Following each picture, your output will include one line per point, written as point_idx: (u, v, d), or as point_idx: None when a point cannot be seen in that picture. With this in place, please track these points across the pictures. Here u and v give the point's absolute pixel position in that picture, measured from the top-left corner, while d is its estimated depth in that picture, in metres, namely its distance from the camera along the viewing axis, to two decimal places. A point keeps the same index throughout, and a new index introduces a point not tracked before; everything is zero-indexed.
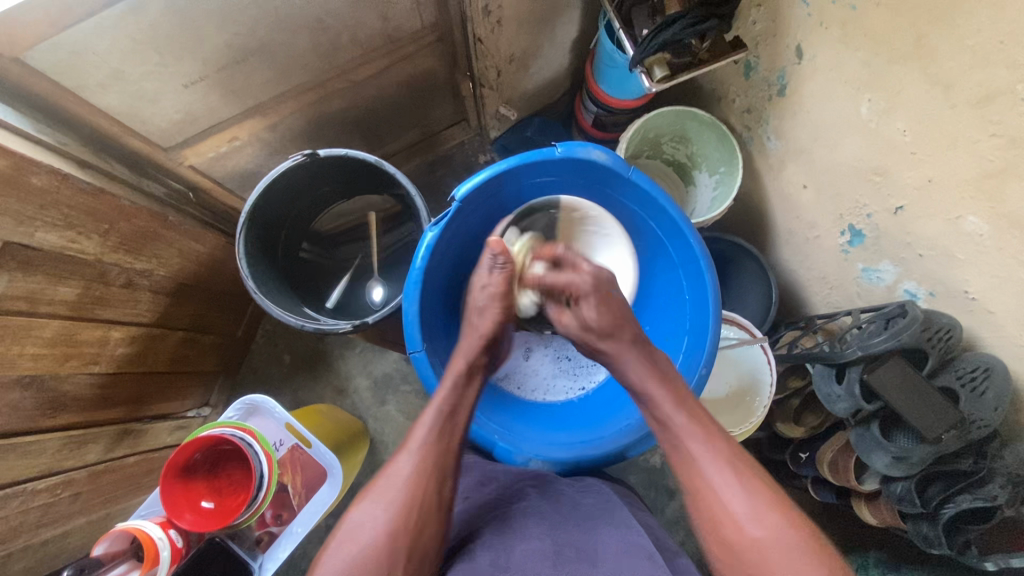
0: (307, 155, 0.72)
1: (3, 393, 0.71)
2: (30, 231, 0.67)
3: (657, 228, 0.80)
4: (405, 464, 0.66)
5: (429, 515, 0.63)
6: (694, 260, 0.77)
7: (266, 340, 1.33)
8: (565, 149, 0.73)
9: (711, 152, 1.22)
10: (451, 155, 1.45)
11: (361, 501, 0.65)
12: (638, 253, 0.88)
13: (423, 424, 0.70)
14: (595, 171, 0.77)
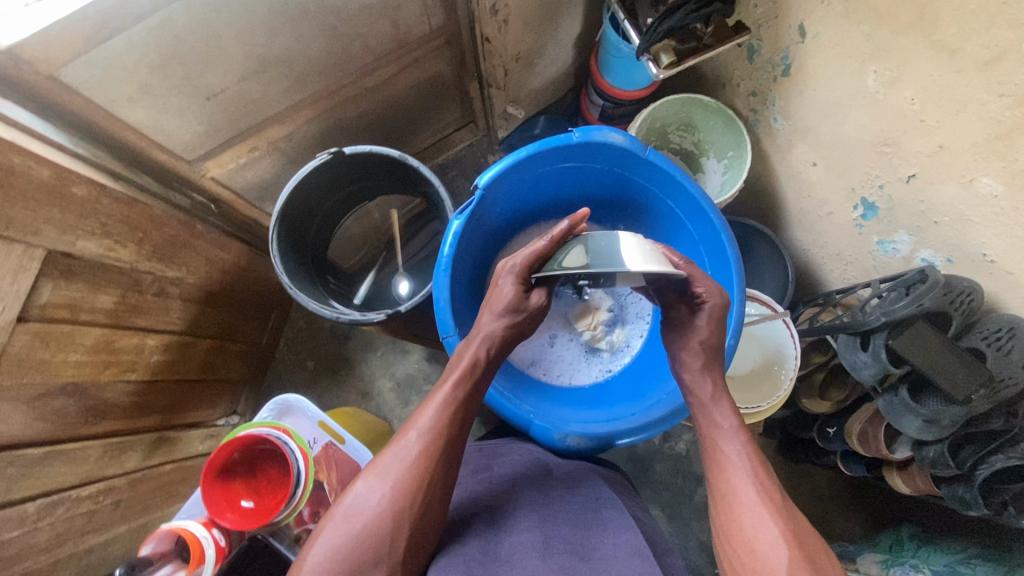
0: (334, 153, 0.74)
1: (48, 400, 0.74)
2: (72, 240, 0.69)
3: (677, 206, 0.82)
4: (412, 444, 0.69)
5: (432, 498, 0.67)
6: (716, 234, 0.79)
7: (289, 348, 1.35)
8: (582, 134, 0.74)
9: (718, 137, 1.24)
10: (461, 157, 1.48)
11: (368, 474, 0.68)
12: (658, 232, 0.90)
13: (432, 406, 0.72)
14: (613, 155, 0.79)
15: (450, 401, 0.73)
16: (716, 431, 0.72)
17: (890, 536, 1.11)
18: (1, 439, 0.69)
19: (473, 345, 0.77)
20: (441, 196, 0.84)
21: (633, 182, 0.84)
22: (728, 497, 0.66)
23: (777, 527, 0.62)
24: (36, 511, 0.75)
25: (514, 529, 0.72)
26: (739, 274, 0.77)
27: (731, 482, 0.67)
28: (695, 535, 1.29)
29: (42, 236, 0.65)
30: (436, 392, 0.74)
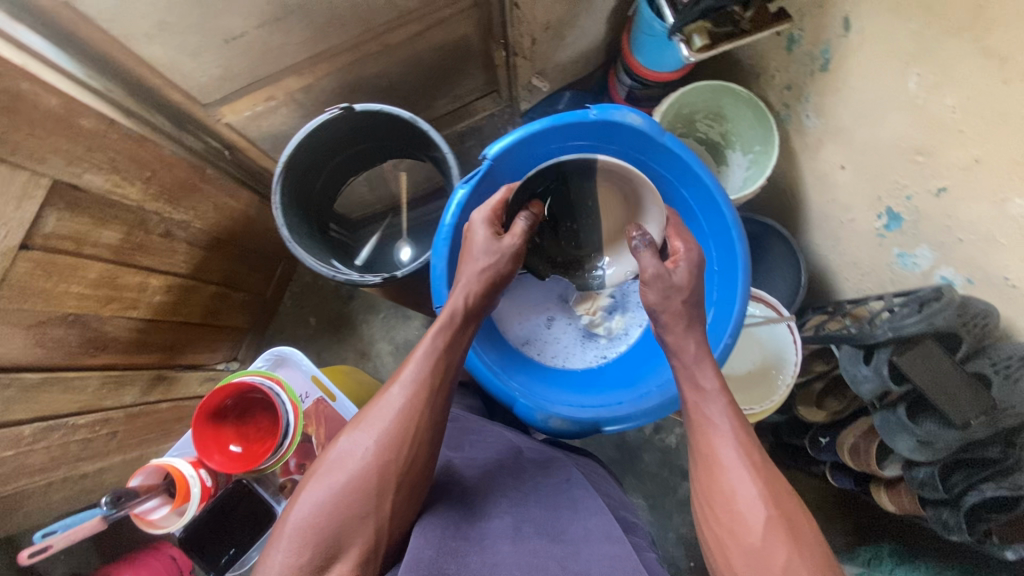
0: (343, 108, 0.72)
1: (49, 328, 0.75)
2: (78, 171, 0.69)
3: (689, 195, 0.80)
4: (397, 399, 0.70)
5: (416, 452, 0.69)
6: (724, 227, 0.76)
7: (293, 302, 1.37)
8: (600, 111, 0.72)
9: (746, 130, 1.20)
10: (481, 127, 1.45)
11: (354, 428, 0.70)
12: (669, 222, 0.87)
13: (416, 359, 0.73)
14: (630, 138, 0.77)
15: (433, 355, 0.72)
16: (697, 395, 0.73)
17: (869, 550, 1.11)
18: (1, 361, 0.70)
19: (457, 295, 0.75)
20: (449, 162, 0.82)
21: (648, 166, 0.81)
22: (709, 463, 0.68)
23: (756, 490, 0.65)
24: (32, 434, 0.78)
25: (485, 515, 0.73)
26: (744, 271, 0.74)
27: (715, 448, 0.69)
28: (675, 527, 1.30)
29: (48, 165, 0.65)
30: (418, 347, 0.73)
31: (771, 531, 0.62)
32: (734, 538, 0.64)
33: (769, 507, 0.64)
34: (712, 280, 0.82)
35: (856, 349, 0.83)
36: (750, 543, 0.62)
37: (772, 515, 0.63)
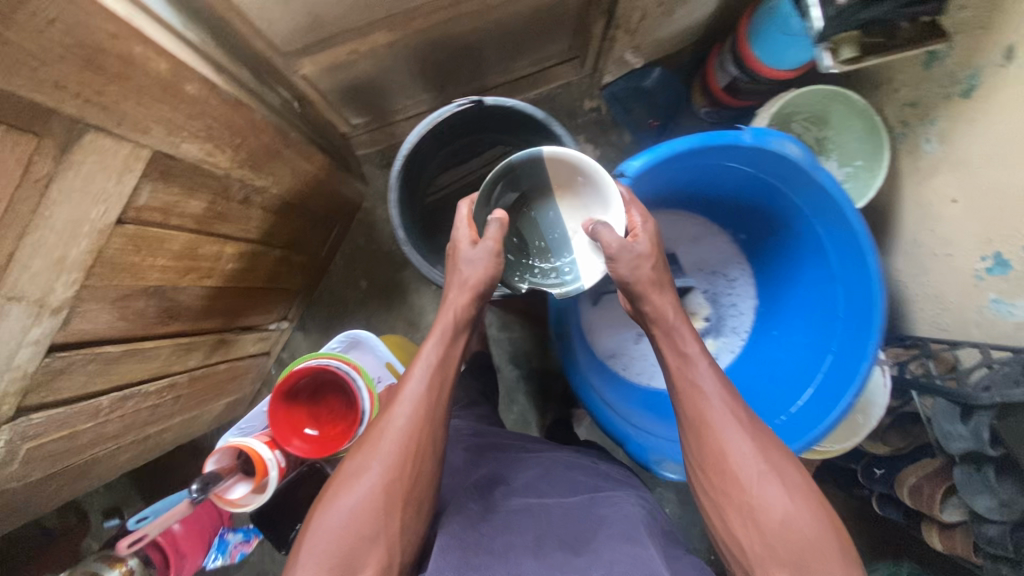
0: (467, 103, 0.69)
1: (131, 301, 0.71)
2: (177, 141, 0.62)
3: (825, 238, 0.71)
4: (404, 416, 0.68)
5: (420, 466, 0.67)
6: (862, 279, 0.68)
7: (344, 263, 1.33)
8: (756, 136, 0.64)
9: (850, 141, 1.12)
10: (556, 95, 1.35)
11: (358, 453, 0.68)
12: (788, 257, 0.79)
13: (411, 377, 0.71)
14: (777, 168, 0.69)
15: (434, 369, 0.72)
16: (681, 362, 0.74)
17: (890, 568, 1.16)
18: (87, 335, 0.66)
19: (453, 306, 0.76)
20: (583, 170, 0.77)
21: (785, 198, 0.73)
22: (698, 427, 0.70)
23: (749, 448, 0.67)
24: (108, 404, 0.75)
25: (504, 524, 0.68)
26: (875, 330, 0.66)
27: (702, 409, 0.70)
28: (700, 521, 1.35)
29: (150, 136, 0.58)
30: (418, 365, 0.72)
31: (769, 488, 0.65)
32: (733, 500, 0.66)
33: (760, 462, 0.66)
34: (833, 333, 0.73)
35: (954, 405, 0.81)
36: (748, 501, 0.65)
37: (762, 471, 0.66)
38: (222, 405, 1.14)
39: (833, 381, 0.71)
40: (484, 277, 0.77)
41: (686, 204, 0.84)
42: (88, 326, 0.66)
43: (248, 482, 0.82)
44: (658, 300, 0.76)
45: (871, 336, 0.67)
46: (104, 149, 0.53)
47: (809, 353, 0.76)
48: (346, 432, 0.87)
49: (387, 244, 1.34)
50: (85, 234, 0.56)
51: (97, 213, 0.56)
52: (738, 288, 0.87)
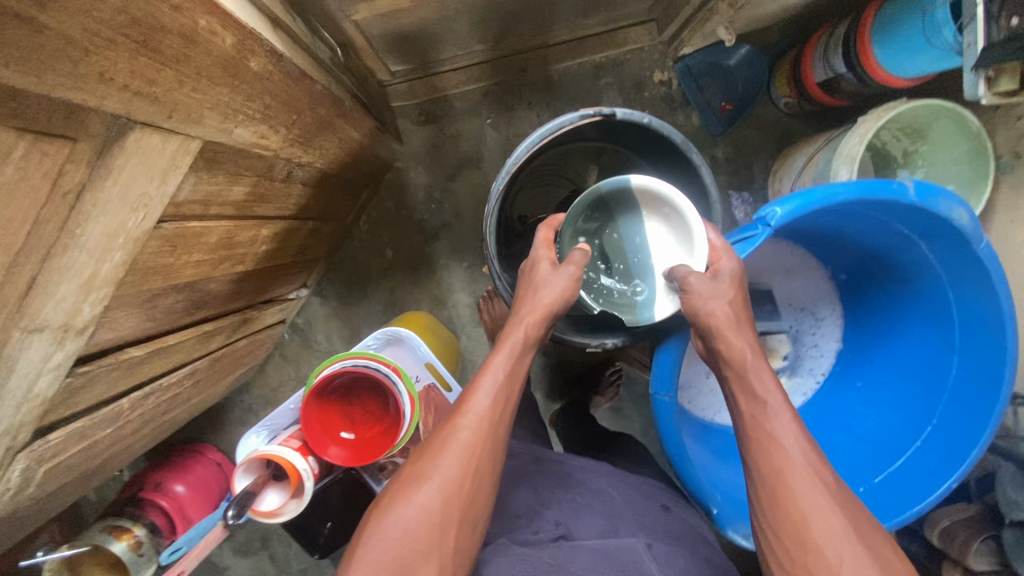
0: (604, 112, 0.68)
1: (161, 300, 0.60)
2: (230, 127, 0.49)
3: (956, 305, 0.66)
4: (469, 428, 0.58)
5: (481, 485, 0.56)
6: (992, 356, 0.64)
7: (369, 228, 1.22)
8: (922, 194, 0.56)
9: (945, 160, 1.01)
10: (623, 61, 1.19)
11: (414, 461, 0.58)
12: (895, 307, 0.73)
13: (480, 389, 0.60)
14: (924, 226, 0.61)
15: (511, 380, 0.61)
16: (754, 405, 0.57)
17: None
18: (111, 343, 0.56)
19: (530, 319, 0.64)
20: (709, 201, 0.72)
21: (920, 257, 0.66)
22: (773, 491, 0.53)
23: (835, 516, 0.50)
24: (130, 405, 0.66)
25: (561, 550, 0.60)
26: (997, 414, 0.63)
27: (775, 459, 0.54)
28: None
29: (203, 125, 0.45)
30: (487, 370, 0.61)
31: (859, 570, 0.48)
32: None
33: (853, 536, 0.49)
34: (937, 403, 0.70)
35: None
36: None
37: (855, 549, 0.49)
38: (235, 376, 1.06)
39: (945, 445, 0.67)
40: (559, 302, 0.64)
41: (790, 237, 0.76)
42: (113, 334, 0.55)
43: (281, 491, 0.74)
44: (735, 340, 0.60)
45: (990, 416, 0.63)
46: (149, 147, 0.41)
47: (902, 417, 0.73)
48: (387, 435, 0.79)
49: (418, 212, 1.22)
50: (120, 245, 0.45)
51: (135, 220, 0.45)
52: (824, 329, 0.81)
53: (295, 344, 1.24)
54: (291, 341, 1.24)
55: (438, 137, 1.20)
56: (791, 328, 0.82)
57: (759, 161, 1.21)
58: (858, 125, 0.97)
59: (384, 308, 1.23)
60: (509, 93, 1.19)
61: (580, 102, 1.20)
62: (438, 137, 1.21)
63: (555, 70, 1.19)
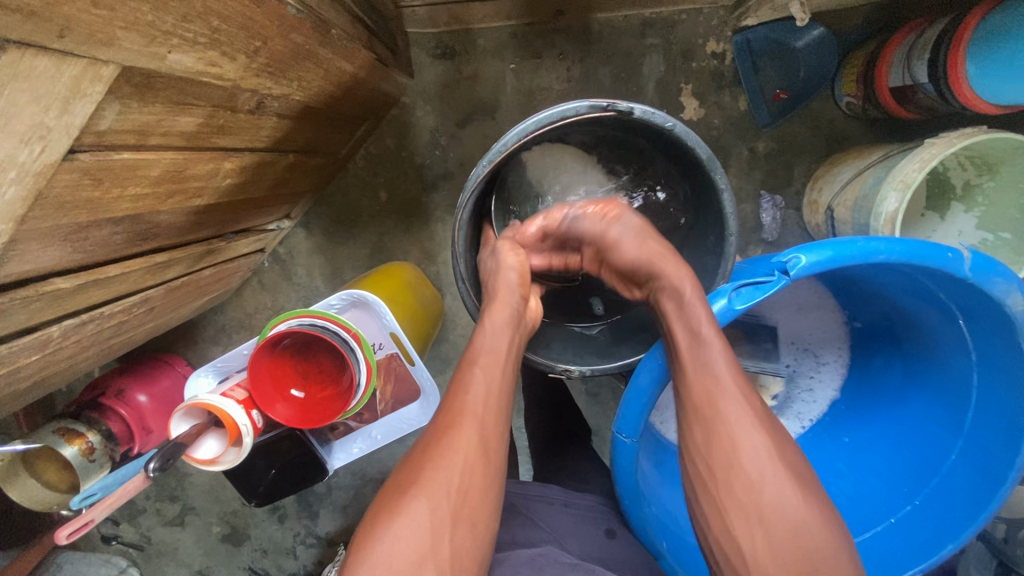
0: (615, 106, 0.59)
1: (92, 232, 0.53)
2: (162, 51, 0.41)
3: (978, 391, 0.64)
4: (463, 429, 0.57)
5: (475, 486, 0.55)
6: (1000, 452, 0.62)
7: (365, 164, 1.14)
8: (978, 271, 0.54)
9: (1010, 204, 0.88)
10: (676, 22, 1.04)
11: (390, 488, 0.55)
12: (917, 379, 0.72)
13: (468, 384, 0.60)
14: (972, 302, 0.59)
15: (492, 366, 0.61)
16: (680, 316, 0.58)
17: None
18: (27, 274, 0.50)
19: (494, 307, 0.64)
20: (724, 232, 0.64)
21: (954, 332, 0.64)
22: (707, 416, 0.54)
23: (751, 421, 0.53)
24: (61, 333, 0.61)
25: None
26: (1000, 497, 0.61)
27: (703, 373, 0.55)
28: None
29: (118, 49, 0.37)
30: (468, 367, 0.61)
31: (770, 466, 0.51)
32: (742, 504, 0.51)
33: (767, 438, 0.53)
34: (925, 484, 0.68)
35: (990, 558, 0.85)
36: (757, 503, 0.50)
37: (764, 447, 0.52)
38: (203, 300, 1.01)
39: (927, 529, 0.66)
40: (511, 280, 0.67)
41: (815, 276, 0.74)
42: (28, 265, 0.49)
43: (221, 439, 0.72)
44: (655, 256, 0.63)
45: (990, 501, 0.61)
46: (37, 74, 0.33)
47: (883, 488, 0.71)
48: (337, 401, 0.75)
49: (420, 155, 1.12)
50: (14, 180, 0.38)
51: (30, 154, 0.37)
52: (823, 373, 0.81)
53: (275, 273, 1.19)
54: (270, 270, 1.19)
55: (454, 76, 1.08)
56: (787, 368, 0.82)
57: (802, 163, 1.08)
58: (924, 145, 0.85)
59: (370, 252, 1.16)
60: (539, 37, 1.06)
61: (618, 60, 1.06)
62: (453, 75, 1.08)
63: (596, 20, 1.05)
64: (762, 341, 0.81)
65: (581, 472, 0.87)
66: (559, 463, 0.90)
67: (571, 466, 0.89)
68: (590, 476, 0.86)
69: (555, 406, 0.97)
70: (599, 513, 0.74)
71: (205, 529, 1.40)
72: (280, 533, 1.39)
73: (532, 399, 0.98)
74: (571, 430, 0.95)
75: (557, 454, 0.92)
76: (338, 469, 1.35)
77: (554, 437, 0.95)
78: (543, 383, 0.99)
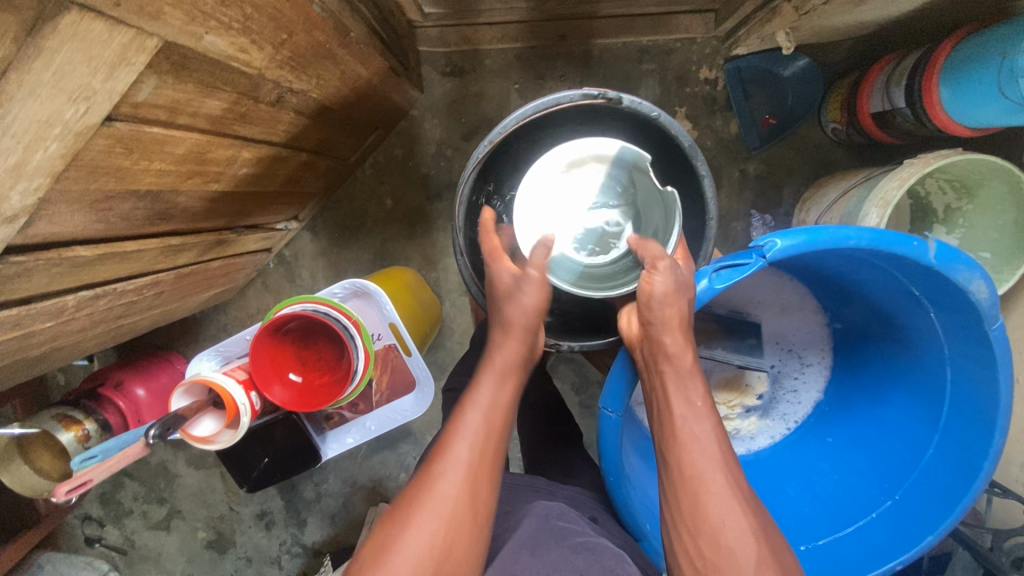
0: (607, 97, 0.64)
1: (116, 203, 0.57)
2: (200, 32, 0.45)
3: (953, 384, 0.68)
4: (449, 477, 0.59)
5: (461, 540, 0.56)
6: (973, 443, 0.66)
7: (373, 173, 1.19)
8: (944, 260, 0.57)
9: (988, 225, 0.92)
10: (672, 50, 1.11)
11: (384, 526, 0.57)
12: (898, 374, 0.75)
13: (463, 437, 0.61)
14: (942, 294, 0.62)
15: (492, 416, 0.63)
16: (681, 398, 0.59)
17: None
18: (52, 237, 0.53)
19: (507, 346, 0.67)
20: (706, 216, 0.70)
21: (929, 324, 0.67)
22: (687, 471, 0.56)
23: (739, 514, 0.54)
24: (76, 304, 0.64)
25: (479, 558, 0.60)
26: (974, 491, 0.64)
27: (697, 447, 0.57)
28: None
29: (163, 23, 0.41)
30: (469, 410, 0.63)
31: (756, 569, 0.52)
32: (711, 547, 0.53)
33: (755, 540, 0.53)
34: (904, 479, 0.72)
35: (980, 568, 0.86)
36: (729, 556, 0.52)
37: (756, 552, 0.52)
38: (208, 295, 1.04)
39: (909, 528, 0.69)
40: (528, 318, 0.67)
41: (794, 273, 0.79)
42: (55, 228, 0.52)
43: (217, 419, 0.73)
44: (672, 342, 0.59)
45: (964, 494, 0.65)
46: (93, 37, 0.37)
47: (866, 484, 0.75)
48: (334, 388, 0.77)
49: (425, 165, 1.18)
50: (57, 136, 0.41)
51: (76, 113, 0.41)
52: (807, 375, 0.84)
53: (279, 274, 1.22)
54: (275, 271, 1.22)
55: (461, 92, 1.15)
56: (772, 368, 0.84)
57: (791, 185, 1.13)
58: (904, 165, 0.89)
59: (373, 256, 1.20)
60: (542, 59, 1.13)
61: (616, 83, 1.12)
62: (461, 92, 1.15)
63: (596, 45, 1.12)
64: (746, 337, 0.81)
65: (570, 470, 0.88)
66: (550, 464, 0.91)
67: (561, 465, 0.90)
68: (580, 473, 0.88)
69: (547, 408, 0.99)
70: (581, 504, 0.76)
71: (191, 534, 1.38)
72: (266, 541, 1.37)
73: (525, 401, 0.99)
74: (563, 433, 0.97)
75: (547, 454, 0.93)
76: (329, 475, 1.35)
77: (544, 438, 0.96)
78: (536, 386, 1.01)
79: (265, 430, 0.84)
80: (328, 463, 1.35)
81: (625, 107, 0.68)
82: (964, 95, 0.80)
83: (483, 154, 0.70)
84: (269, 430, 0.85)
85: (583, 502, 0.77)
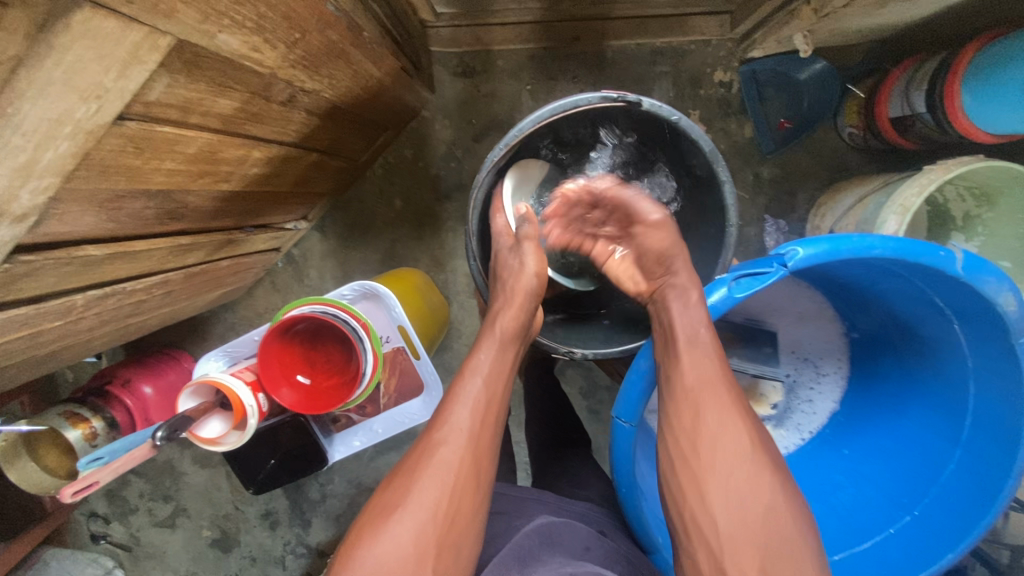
0: (626, 100, 0.64)
1: (126, 203, 0.56)
2: (213, 30, 0.45)
3: (975, 398, 0.67)
4: (451, 445, 0.57)
5: (461, 511, 0.55)
6: (995, 460, 0.64)
7: (383, 173, 1.18)
8: (971, 271, 0.56)
9: (1010, 234, 0.90)
10: (686, 52, 1.10)
11: (384, 492, 0.57)
12: (918, 390, 0.74)
13: (462, 402, 0.60)
14: (969, 308, 0.61)
15: (489, 384, 0.62)
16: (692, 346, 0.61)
17: None
18: (61, 237, 0.53)
19: (507, 314, 0.67)
20: (725, 223, 0.68)
21: (952, 337, 0.66)
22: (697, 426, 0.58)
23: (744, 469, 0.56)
24: (84, 303, 0.64)
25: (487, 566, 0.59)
26: (996, 509, 0.62)
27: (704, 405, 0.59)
28: None
29: (177, 22, 0.41)
30: (469, 377, 0.63)
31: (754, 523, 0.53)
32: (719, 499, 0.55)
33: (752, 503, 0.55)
34: (922, 494, 0.70)
35: None
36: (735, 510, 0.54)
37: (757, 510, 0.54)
38: (216, 294, 1.04)
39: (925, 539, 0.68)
40: (530, 286, 0.68)
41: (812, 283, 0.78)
42: (64, 227, 0.52)
43: (224, 421, 0.73)
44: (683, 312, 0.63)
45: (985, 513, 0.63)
46: (104, 34, 0.37)
47: (882, 497, 0.73)
48: (342, 390, 0.76)
49: (435, 166, 1.17)
50: (68, 134, 0.41)
51: (87, 111, 0.40)
52: (823, 385, 0.83)
53: (287, 274, 1.21)
54: (284, 271, 1.21)
55: (472, 93, 1.14)
56: (787, 377, 0.84)
57: (806, 191, 1.11)
58: (925, 171, 0.87)
59: (382, 257, 1.20)
60: (554, 61, 1.11)
61: (630, 86, 1.11)
62: (472, 93, 1.14)
63: (610, 46, 1.10)
64: (761, 345, 0.83)
65: (578, 478, 0.87)
66: (558, 470, 0.89)
67: (569, 473, 0.89)
68: (588, 482, 0.86)
69: (555, 415, 0.98)
70: (589, 516, 0.75)
71: (195, 532, 1.38)
72: (270, 541, 1.37)
73: (533, 407, 0.98)
74: (571, 440, 0.95)
75: (555, 461, 0.92)
76: (334, 476, 1.35)
77: (553, 446, 0.95)
78: (545, 392, 1.00)
79: (272, 431, 0.83)
80: (333, 464, 1.35)
81: (644, 111, 0.67)
82: (987, 99, 0.79)
83: (500, 158, 0.69)
84: (275, 431, 0.84)
85: (591, 514, 0.75)
